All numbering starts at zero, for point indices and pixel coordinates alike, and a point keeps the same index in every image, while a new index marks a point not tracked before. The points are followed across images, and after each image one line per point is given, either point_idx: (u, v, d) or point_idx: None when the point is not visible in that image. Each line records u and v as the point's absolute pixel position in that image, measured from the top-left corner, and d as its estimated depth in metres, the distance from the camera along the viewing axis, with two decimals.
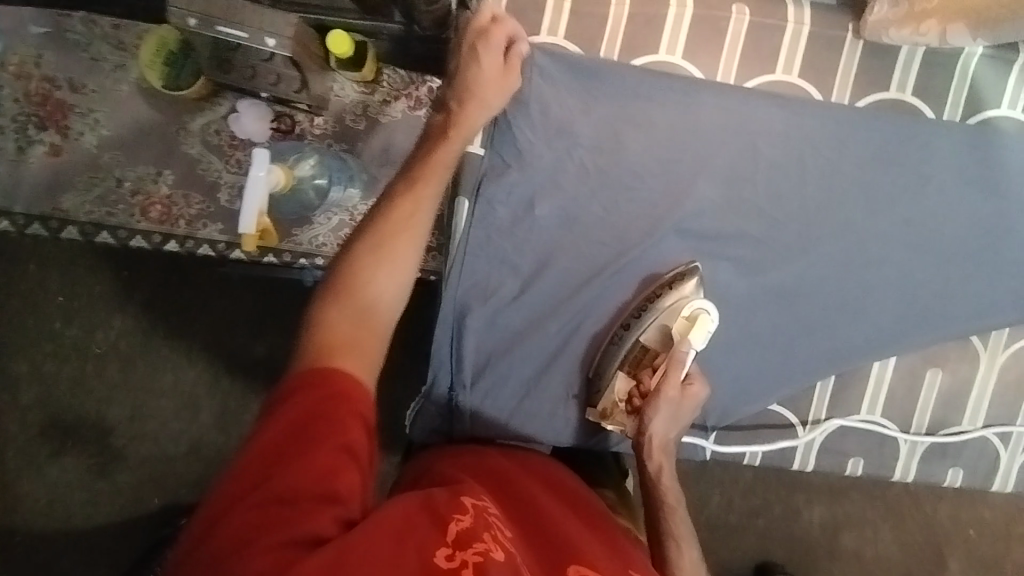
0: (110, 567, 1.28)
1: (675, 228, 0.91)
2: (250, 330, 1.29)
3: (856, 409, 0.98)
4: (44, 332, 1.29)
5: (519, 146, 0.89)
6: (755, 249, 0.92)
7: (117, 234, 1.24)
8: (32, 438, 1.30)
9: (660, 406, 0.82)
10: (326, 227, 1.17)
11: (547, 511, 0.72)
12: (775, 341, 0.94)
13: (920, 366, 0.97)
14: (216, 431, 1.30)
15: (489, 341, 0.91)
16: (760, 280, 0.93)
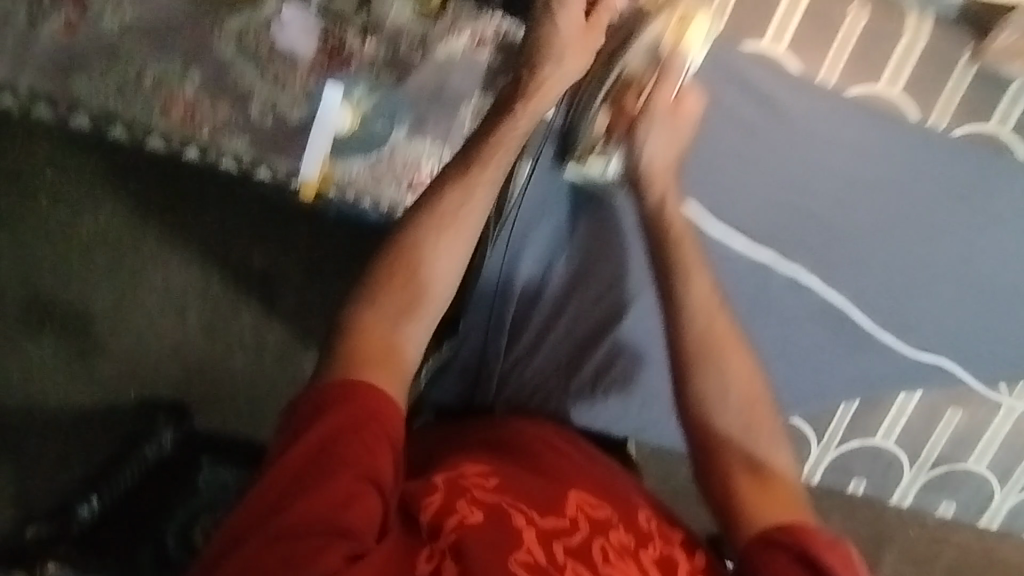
0: (79, 452, 1.27)
1: (755, 228, 1.08)
2: (249, 241, 1.24)
3: (870, 434, 1.21)
4: (29, 205, 1.21)
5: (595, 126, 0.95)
6: (817, 258, 1.09)
7: (128, 128, 1.06)
8: (9, 313, 1.25)
9: (659, 133, 0.91)
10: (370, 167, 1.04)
11: (536, 452, 0.84)
12: (814, 351, 1.13)
13: (941, 406, 1.20)
14: (203, 336, 1.28)
15: (548, 310, 1.07)
16: (817, 295, 1.11)
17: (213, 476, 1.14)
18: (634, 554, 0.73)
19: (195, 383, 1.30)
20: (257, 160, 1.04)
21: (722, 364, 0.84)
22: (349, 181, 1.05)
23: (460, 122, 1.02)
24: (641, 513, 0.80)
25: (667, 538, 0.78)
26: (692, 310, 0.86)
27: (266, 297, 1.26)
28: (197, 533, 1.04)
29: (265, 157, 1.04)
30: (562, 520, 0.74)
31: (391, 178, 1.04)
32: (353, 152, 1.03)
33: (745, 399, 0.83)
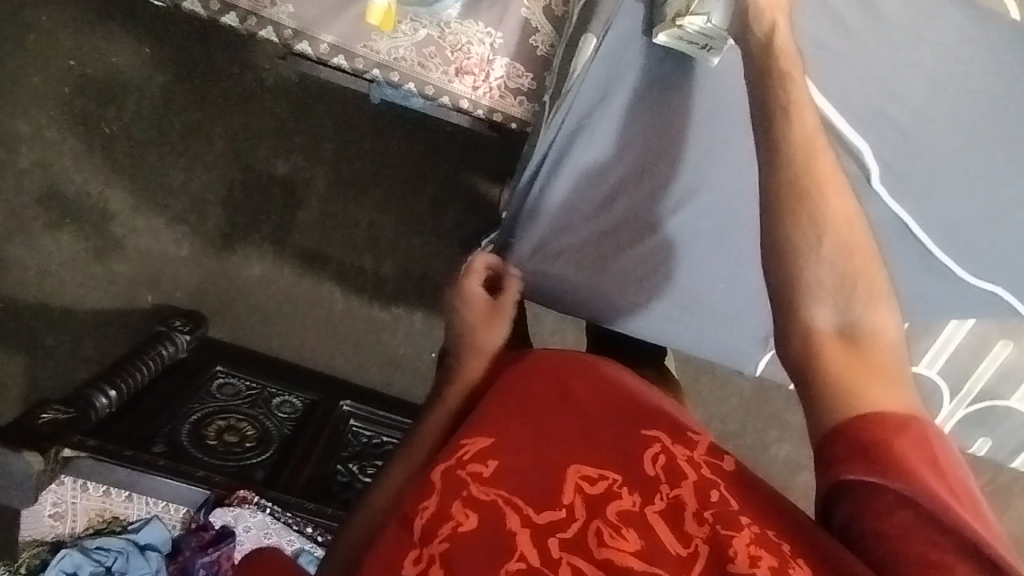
0: (94, 351, 1.27)
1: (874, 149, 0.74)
2: (273, 147, 1.21)
3: (915, 359, 0.89)
4: (52, 93, 1.18)
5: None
6: (964, 191, 0.76)
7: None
8: (27, 206, 1.23)
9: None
10: (412, 42, 0.72)
11: (542, 401, 0.63)
12: (948, 294, 0.82)
13: (995, 334, 0.87)
14: (222, 241, 1.26)
15: (594, 227, 0.77)
16: (965, 229, 0.78)
17: (225, 384, 1.17)
18: (643, 519, 0.55)
19: (211, 290, 1.28)
20: (298, 31, 0.73)
21: (818, 212, 0.55)
22: (391, 61, 0.73)
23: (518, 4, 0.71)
24: (649, 453, 0.60)
25: (683, 472, 0.58)
26: (791, 143, 0.56)
27: (288, 206, 1.24)
28: (211, 431, 1.07)
29: (308, 28, 0.72)
30: (559, 511, 0.55)
31: (444, 63, 0.73)
32: (405, 16, 0.71)
33: (842, 242, 0.56)
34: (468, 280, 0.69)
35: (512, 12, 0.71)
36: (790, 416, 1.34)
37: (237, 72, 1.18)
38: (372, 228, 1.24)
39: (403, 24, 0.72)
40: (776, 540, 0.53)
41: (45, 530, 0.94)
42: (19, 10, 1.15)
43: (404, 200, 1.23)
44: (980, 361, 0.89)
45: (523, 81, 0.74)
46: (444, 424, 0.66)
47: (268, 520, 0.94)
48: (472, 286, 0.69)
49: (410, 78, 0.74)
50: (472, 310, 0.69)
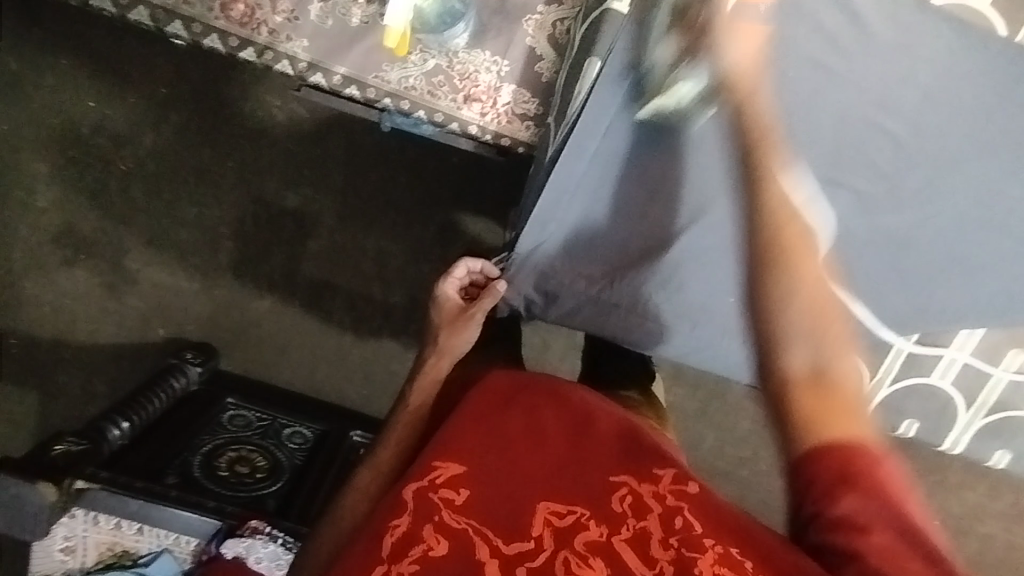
0: (107, 385, 1.28)
1: (869, 166, 0.76)
2: (283, 180, 1.24)
3: (925, 372, 0.86)
4: (71, 134, 1.22)
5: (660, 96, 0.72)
6: (962, 205, 0.77)
7: (152, 14, 0.74)
8: (44, 243, 1.25)
9: (735, 38, 0.66)
10: (420, 70, 0.75)
11: (510, 433, 0.64)
12: (957, 312, 0.81)
13: (1005, 344, 0.84)
14: (232, 275, 1.28)
15: (600, 246, 0.79)
16: (967, 245, 0.78)
17: (236, 416, 1.17)
18: (610, 548, 0.57)
19: (221, 322, 1.30)
20: (313, 63, 0.75)
21: (790, 281, 0.57)
22: (401, 90, 0.75)
23: (522, 35, 0.74)
24: (615, 493, 0.61)
25: (647, 508, 0.60)
26: (761, 212, 0.60)
27: (299, 239, 1.26)
28: (222, 462, 1.06)
29: (321, 61, 0.75)
30: (528, 542, 0.57)
31: (452, 90, 0.75)
32: (416, 46, 0.74)
33: (812, 304, 0.57)
34: (444, 284, 0.79)
35: (516, 39, 0.74)
36: None
37: (247, 108, 1.22)
38: (379, 258, 1.26)
39: (414, 54, 0.74)
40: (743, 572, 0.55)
41: (54, 565, 0.94)
42: (38, 55, 1.19)
43: (412, 230, 1.24)
44: (994, 369, 0.85)
45: (529, 107, 0.76)
46: (410, 424, 0.72)
47: (280, 551, 0.91)
48: (446, 290, 0.79)
49: (420, 106, 0.76)
50: (443, 313, 0.79)
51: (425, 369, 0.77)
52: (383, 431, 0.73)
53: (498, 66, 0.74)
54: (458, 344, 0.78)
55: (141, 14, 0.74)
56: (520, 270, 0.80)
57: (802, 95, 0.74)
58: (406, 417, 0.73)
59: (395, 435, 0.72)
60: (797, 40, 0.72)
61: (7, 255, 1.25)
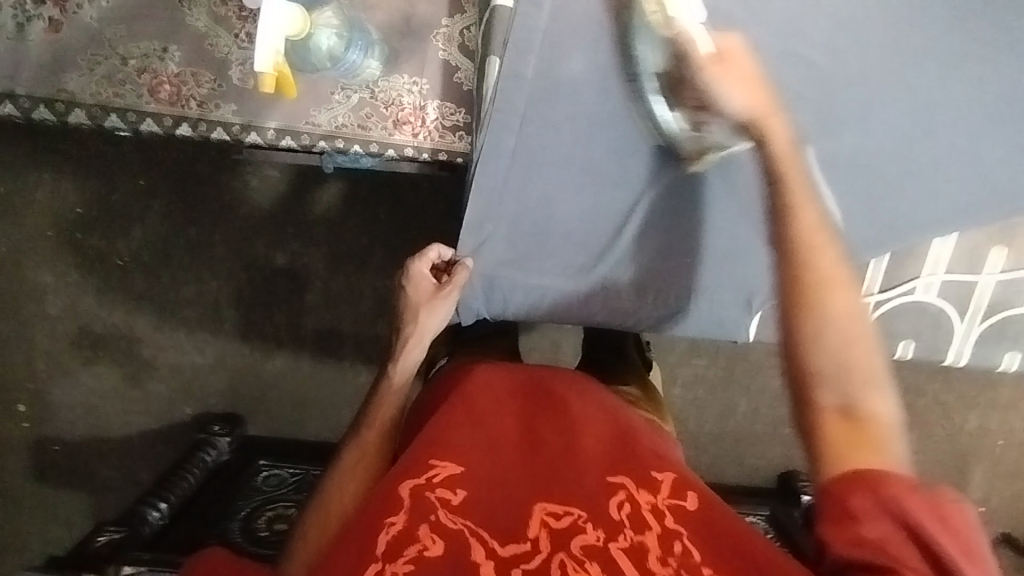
0: (150, 468, 1.33)
1: (801, 98, 0.73)
2: (270, 241, 1.28)
3: (909, 291, 0.84)
4: (66, 241, 1.27)
5: (569, 78, 0.71)
6: (904, 117, 0.75)
7: (88, 113, 0.71)
8: (64, 348, 1.31)
9: (722, 75, 0.67)
10: (345, 108, 0.72)
11: (509, 434, 0.71)
12: (920, 221, 0.79)
13: (984, 244, 0.82)
14: (242, 341, 1.31)
15: (535, 222, 0.77)
16: (919, 154, 0.76)
17: (271, 475, 1.19)
18: (606, 554, 0.62)
19: (241, 389, 1.33)
20: (245, 124, 0.72)
21: (835, 345, 0.59)
22: (334, 130, 0.72)
23: (433, 51, 0.73)
24: (615, 498, 0.66)
25: (646, 523, 0.64)
26: (815, 322, 0.59)
27: (296, 294, 1.29)
28: (262, 522, 1.08)
29: (252, 119, 0.72)
30: (523, 544, 0.63)
31: (380, 119, 0.72)
32: (335, 86, 0.72)
33: (856, 372, 0.58)
34: (417, 263, 0.76)
35: (427, 53, 0.73)
36: None
37: (221, 180, 1.26)
38: (378, 297, 1.29)
39: (335, 94, 0.72)
40: None
41: None
42: (20, 174, 1.25)
43: (402, 262, 1.27)
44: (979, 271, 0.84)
45: (456, 116, 0.73)
46: (393, 403, 0.76)
47: None
48: (419, 269, 0.77)
49: (355, 141, 0.72)
50: (417, 291, 0.76)
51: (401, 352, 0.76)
52: (368, 405, 0.76)
53: (421, 85, 0.73)
54: (433, 324, 0.76)
55: (79, 116, 0.71)
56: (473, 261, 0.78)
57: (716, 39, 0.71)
58: (390, 398, 0.76)
59: (381, 412, 0.75)
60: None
61: (32, 366, 1.31)
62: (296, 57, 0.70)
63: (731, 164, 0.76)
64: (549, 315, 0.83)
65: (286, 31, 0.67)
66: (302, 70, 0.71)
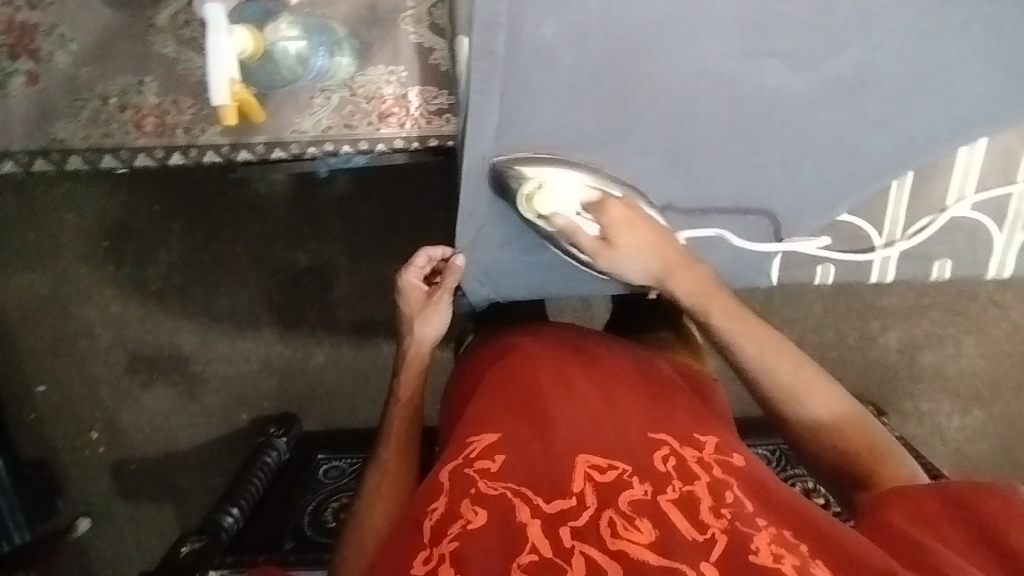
0: (222, 473, 1.41)
1: (797, 21, 0.65)
2: (290, 244, 1.29)
3: (939, 205, 0.78)
4: (99, 275, 1.31)
5: (531, 41, 0.63)
6: (919, 21, 0.65)
7: (83, 158, 0.72)
8: (120, 375, 1.36)
9: (630, 242, 0.73)
10: (328, 110, 0.71)
11: (544, 394, 0.72)
12: (939, 134, 0.73)
13: (1019, 143, 0.75)
14: (282, 344, 1.35)
15: None
16: (936, 59, 0.68)
17: (330, 467, 1.24)
18: (655, 506, 0.60)
19: (290, 389, 1.38)
20: (234, 144, 0.71)
21: (808, 413, 0.69)
22: (321, 134, 0.71)
23: (403, 39, 0.71)
24: (658, 453, 0.65)
25: (691, 473, 0.64)
26: (778, 389, 0.69)
27: (324, 291, 1.32)
28: (329, 513, 1.13)
29: (240, 137, 0.71)
30: (570, 499, 0.60)
31: (364, 114, 0.70)
32: (315, 91, 0.70)
33: (840, 425, 0.68)
34: (406, 275, 0.79)
35: (398, 40, 0.71)
36: (884, 300, 1.34)
37: (234, 193, 1.28)
38: None
39: (316, 98, 0.71)
40: (790, 540, 0.58)
41: None
42: (46, 218, 1.28)
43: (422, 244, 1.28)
44: (1017, 174, 0.77)
45: (439, 98, 0.71)
46: (405, 417, 0.80)
47: None
48: (409, 281, 0.79)
49: (344, 142, 0.71)
50: (411, 301, 0.80)
51: (406, 365, 0.82)
52: (383, 426, 0.81)
53: (397, 75, 0.71)
54: (430, 331, 0.80)
55: (76, 161, 0.72)
56: (471, 252, 0.78)
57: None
58: (402, 412, 0.81)
59: (396, 430, 0.80)
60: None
61: (96, 396, 1.37)
62: (254, 75, 0.70)
63: (731, 105, 0.69)
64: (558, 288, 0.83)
65: (240, 56, 0.68)
66: (271, 89, 0.70)
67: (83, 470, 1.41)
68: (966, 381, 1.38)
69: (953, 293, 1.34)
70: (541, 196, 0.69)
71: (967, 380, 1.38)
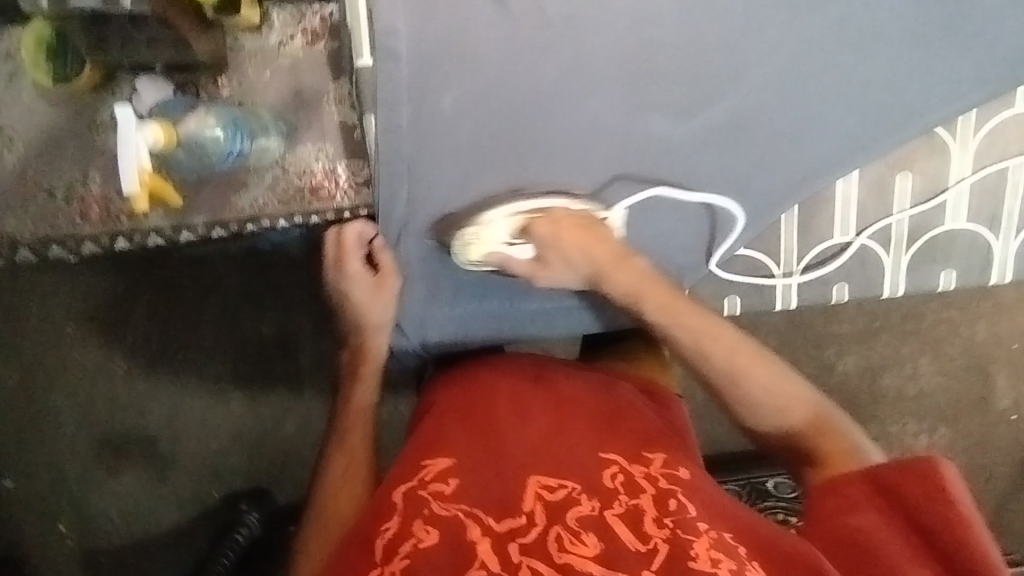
0: (196, 556, 1.38)
1: (659, 85, 0.77)
2: (253, 316, 1.32)
3: (827, 233, 0.84)
4: (65, 360, 1.33)
5: (429, 116, 0.76)
6: (763, 80, 0.78)
7: (30, 249, 0.75)
8: (89, 461, 1.36)
9: (569, 245, 0.75)
10: (263, 188, 0.75)
11: (498, 415, 0.74)
12: (808, 172, 0.81)
13: (888, 173, 0.82)
14: (250, 416, 1.35)
15: (437, 260, 0.82)
16: (786, 107, 0.79)
17: None
18: (602, 522, 0.62)
19: (261, 462, 1.37)
20: (176, 226, 0.75)
21: (748, 386, 0.74)
22: (257, 211, 0.75)
23: (328, 121, 0.76)
24: (607, 471, 0.68)
25: (638, 488, 0.66)
26: (710, 352, 0.75)
27: (290, 360, 1.34)
28: None
29: (182, 219, 0.75)
30: (519, 517, 0.62)
31: (298, 190, 0.75)
32: (251, 172, 0.75)
33: (789, 402, 0.74)
34: (349, 255, 0.78)
35: (325, 121, 0.77)
36: (837, 326, 1.38)
37: (195, 270, 1.31)
38: None
39: (253, 178, 0.75)
40: (727, 547, 0.62)
41: None
42: (12, 310, 1.31)
43: None
44: (891, 206, 0.83)
45: (362, 169, 0.76)
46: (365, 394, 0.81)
47: None
48: (355, 258, 0.78)
49: (280, 217, 0.75)
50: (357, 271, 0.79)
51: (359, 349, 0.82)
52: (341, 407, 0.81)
53: (324, 153, 0.76)
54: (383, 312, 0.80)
55: (24, 254, 0.76)
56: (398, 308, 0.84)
57: (572, 42, 0.76)
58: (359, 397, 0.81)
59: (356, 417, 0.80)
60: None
61: (64, 485, 1.36)
62: (174, 166, 0.74)
63: (617, 156, 0.79)
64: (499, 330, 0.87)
65: (152, 147, 0.72)
66: (209, 174, 0.75)
67: (52, 564, 1.37)
68: (928, 400, 1.40)
69: (901, 314, 1.38)
70: (478, 237, 0.76)
71: (930, 400, 1.40)
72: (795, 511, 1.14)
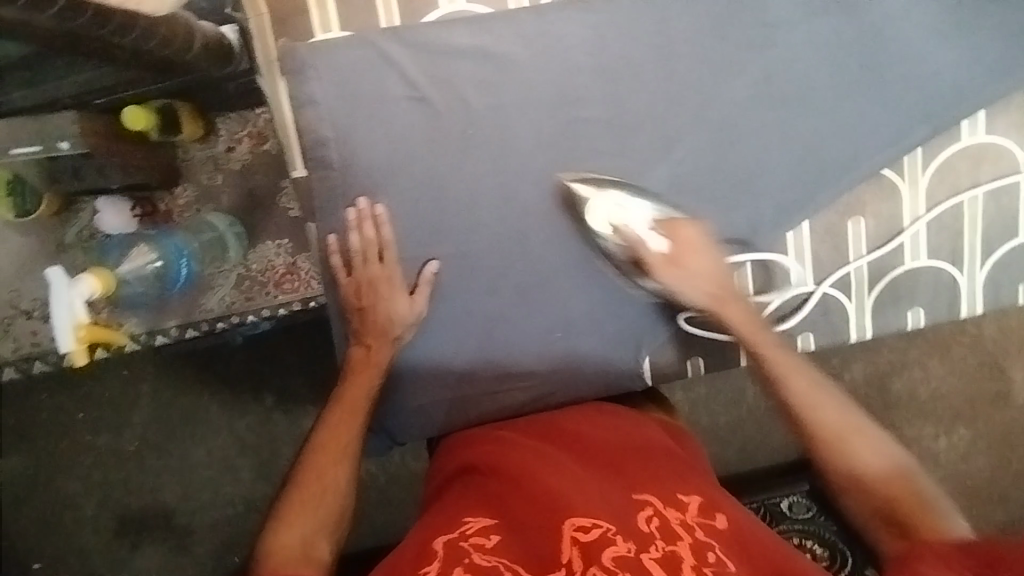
0: None
1: (585, 161, 0.83)
2: (253, 384, 1.35)
3: (785, 285, 0.87)
4: (79, 445, 1.36)
5: (372, 212, 0.80)
6: (686, 146, 0.83)
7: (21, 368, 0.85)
8: (109, 540, 1.38)
9: (685, 251, 0.80)
10: (226, 286, 0.84)
11: (526, 464, 0.71)
12: (743, 225, 0.85)
13: (838, 221, 0.86)
14: (262, 483, 1.37)
15: None
16: (712, 167, 0.84)
17: None
18: (641, 565, 0.58)
19: None
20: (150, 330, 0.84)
21: (845, 449, 0.70)
22: (225, 309, 0.84)
23: (280, 219, 0.85)
24: (641, 514, 0.64)
25: (675, 533, 0.62)
26: (813, 406, 0.71)
27: (294, 424, 1.35)
28: None
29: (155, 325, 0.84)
30: (559, 571, 0.59)
31: (260, 285, 0.84)
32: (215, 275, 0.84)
33: (875, 474, 0.69)
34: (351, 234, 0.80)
35: (279, 218, 0.85)
36: None
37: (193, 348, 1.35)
38: None
39: (217, 280, 0.84)
40: None
41: None
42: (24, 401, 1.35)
43: None
44: (848, 252, 0.87)
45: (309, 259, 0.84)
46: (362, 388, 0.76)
47: None
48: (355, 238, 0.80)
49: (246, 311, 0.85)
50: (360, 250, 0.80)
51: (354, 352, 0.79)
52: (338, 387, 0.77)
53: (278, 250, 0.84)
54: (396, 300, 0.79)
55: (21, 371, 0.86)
56: None
57: (495, 133, 0.81)
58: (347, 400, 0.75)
59: (349, 397, 0.76)
60: (467, 96, 0.81)
61: (88, 566, 1.38)
62: (128, 293, 0.82)
63: (558, 228, 0.83)
64: (494, 411, 0.85)
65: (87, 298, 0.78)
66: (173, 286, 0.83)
67: None
68: (944, 401, 1.36)
69: None
70: (616, 212, 0.81)
71: (945, 401, 1.36)
72: (810, 533, 1.11)
